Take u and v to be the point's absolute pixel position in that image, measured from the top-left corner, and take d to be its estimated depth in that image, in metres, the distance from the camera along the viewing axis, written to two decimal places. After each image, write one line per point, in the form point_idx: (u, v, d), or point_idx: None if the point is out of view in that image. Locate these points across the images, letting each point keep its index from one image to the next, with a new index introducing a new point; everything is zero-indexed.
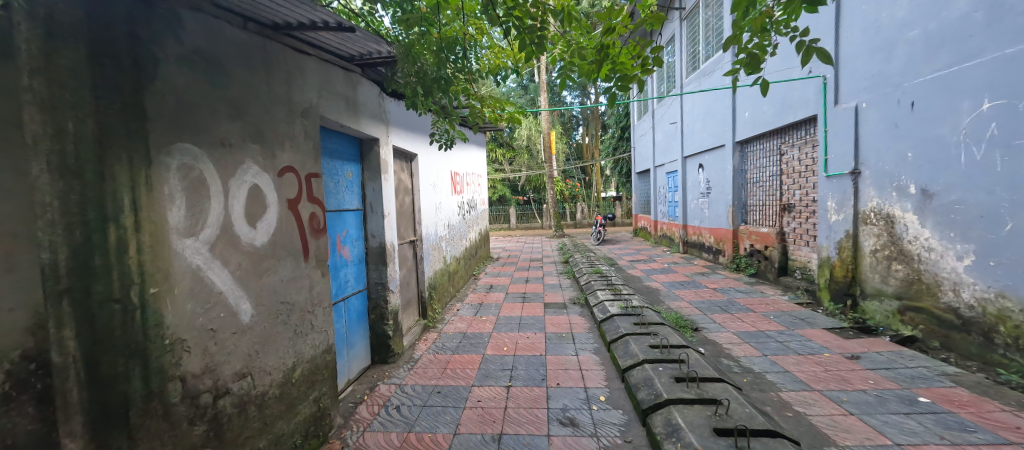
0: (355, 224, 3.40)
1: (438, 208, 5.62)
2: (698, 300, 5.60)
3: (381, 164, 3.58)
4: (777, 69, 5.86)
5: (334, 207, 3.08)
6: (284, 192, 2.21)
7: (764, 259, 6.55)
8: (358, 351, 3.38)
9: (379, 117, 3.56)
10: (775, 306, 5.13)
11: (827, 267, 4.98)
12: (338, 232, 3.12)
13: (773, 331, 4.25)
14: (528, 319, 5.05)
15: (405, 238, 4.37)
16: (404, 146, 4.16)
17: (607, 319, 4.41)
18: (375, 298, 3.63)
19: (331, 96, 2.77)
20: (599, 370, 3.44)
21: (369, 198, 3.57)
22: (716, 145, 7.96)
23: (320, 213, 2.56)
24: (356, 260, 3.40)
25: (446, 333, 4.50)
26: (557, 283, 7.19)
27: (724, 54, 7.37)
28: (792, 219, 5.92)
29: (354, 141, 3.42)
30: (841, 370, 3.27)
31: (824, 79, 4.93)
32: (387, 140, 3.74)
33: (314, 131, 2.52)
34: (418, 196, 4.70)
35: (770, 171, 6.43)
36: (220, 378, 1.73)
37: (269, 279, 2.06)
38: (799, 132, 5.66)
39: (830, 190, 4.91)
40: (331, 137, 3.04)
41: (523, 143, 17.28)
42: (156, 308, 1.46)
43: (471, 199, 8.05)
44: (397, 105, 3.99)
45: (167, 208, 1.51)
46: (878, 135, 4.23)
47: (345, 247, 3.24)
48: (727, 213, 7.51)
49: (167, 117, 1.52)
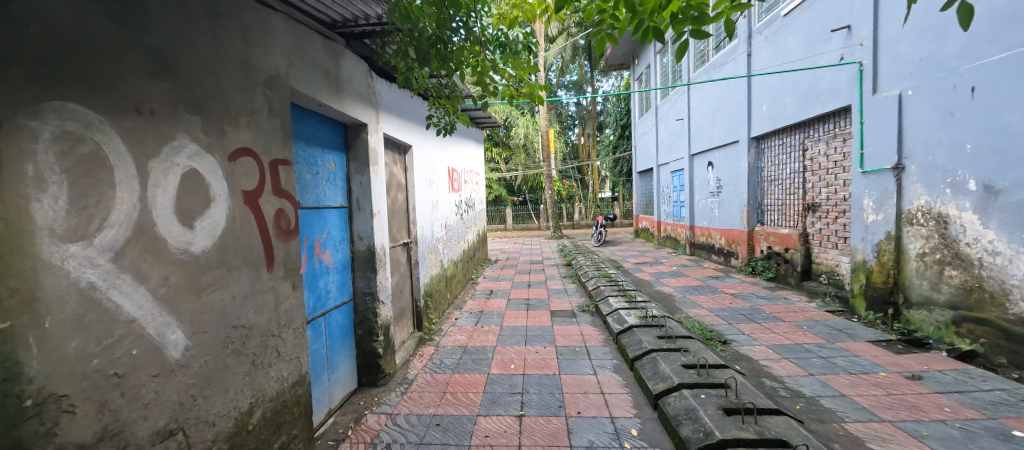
0: (338, 224, 2.88)
1: (434, 206, 5.10)
2: (719, 308, 5.13)
3: (369, 154, 3.06)
4: (801, 56, 5.43)
5: (312, 204, 2.56)
6: (239, 181, 1.71)
7: (785, 262, 6.10)
8: (341, 375, 2.86)
9: (367, 99, 3.05)
10: (805, 314, 4.68)
11: (863, 272, 4.53)
12: (317, 233, 2.60)
13: (812, 344, 3.79)
14: (535, 329, 4.54)
15: (398, 240, 3.85)
16: (396, 136, 3.64)
17: (625, 331, 3.92)
18: (361, 311, 3.10)
19: (306, 68, 2.24)
20: (625, 395, 2.96)
21: (355, 194, 3.04)
22: (728, 142, 7.53)
23: (291, 209, 2.04)
24: (339, 266, 2.89)
25: (444, 348, 3.99)
26: (561, 288, 6.68)
27: (738, 44, 6.95)
28: (818, 219, 5.49)
29: (337, 127, 2.90)
30: (907, 395, 2.81)
31: (861, 65, 4.48)
32: (377, 127, 3.22)
33: (282, 107, 2.00)
34: (412, 193, 4.18)
35: (791, 168, 5.99)
36: (131, 444, 1.21)
37: (214, 297, 1.54)
38: (826, 125, 5.23)
39: (866, 187, 4.47)
40: (308, 121, 2.52)
41: (519, 142, 16.81)
42: (5, 353, 0.95)
43: (468, 198, 7.53)
44: (389, 88, 3.47)
45: (31, 198, 1.01)
46: (928, 125, 3.79)
47: (326, 252, 2.72)
48: (741, 213, 7.08)
49: (30, 63, 1.01)
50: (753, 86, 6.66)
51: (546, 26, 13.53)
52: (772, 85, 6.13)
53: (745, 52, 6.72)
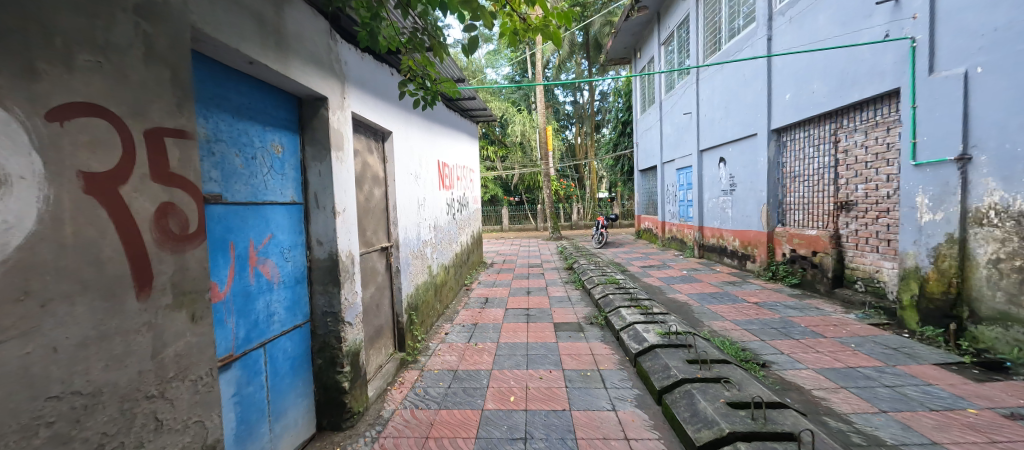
0: (287, 224, 2.22)
1: (421, 204, 4.45)
2: (745, 320, 4.50)
3: (333, 137, 2.40)
4: (835, 35, 4.82)
5: (245, 198, 1.91)
6: (73, 155, 1.06)
7: (812, 267, 5.49)
8: (291, 421, 2.20)
9: (328, 67, 2.39)
10: (846, 328, 4.07)
11: (915, 280, 3.92)
12: (252, 238, 1.94)
13: (870, 368, 3.17)
14: (537, 347, 3.91)
15: (374, 244, 3.19)
16: (369, 118, 2.99)
17: (646, 352, 3.28)
18: (321, 335, 2.43)
19: (226, 5, 1.59)
20: (656, 443, 2.33)
21: (312, 187, 2.39)
22: (742, 135, 6.94)
23: (189, 204, 1.38)
24: (288, 280, 2.22)
25: (430, 373, 3.34)
26: (564, 296, 6.02)
27: (757, 28, 6.35)
28: (852, 219, 4.91)
29: (287, 100, 2.24)
30: (1017, 444, 2.21)
31: (914, 40, 3.88)
32: (343, 104, 2.57)
33: (177, 53, 1.35)
34: (393, 188, 3.54)
35: (820, 162, 5.39)
36: None
37: (4, 351, 0.91)
38: (864, 114, 4.66)
39: (919, 182, 3.88)
40: (238, 86, 1.87)
41: (516, 140, 16.10)
42: None
43: (462, 196, 6.87)
44: (358, 58, 2.83)
45: None
46: (1009, 107, 3.19)
47: (270, 261, 2.07)
48: (759, 213, 6.48)
49: None
50: (774, 73, 6.06)
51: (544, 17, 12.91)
52: (797, 70, 5.53)
53: (764, 36, 6.14)
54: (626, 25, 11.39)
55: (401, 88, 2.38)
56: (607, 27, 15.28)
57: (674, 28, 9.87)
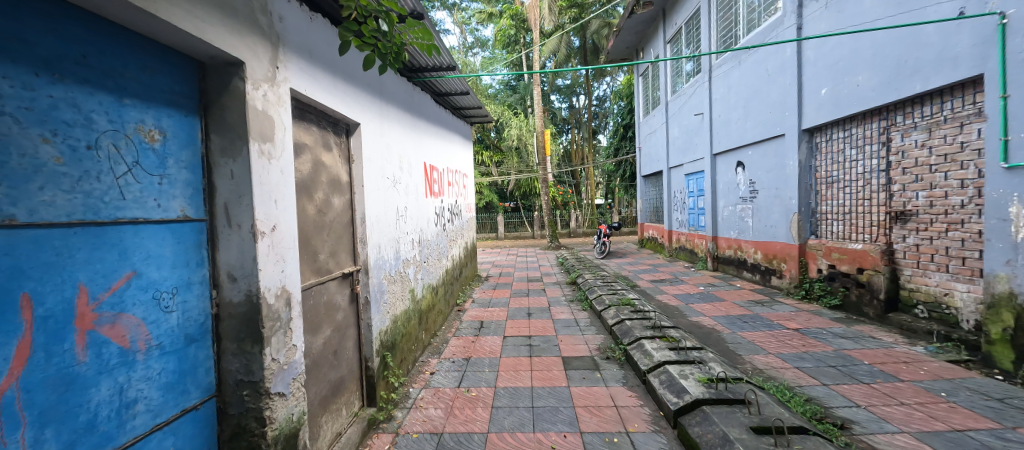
0: (172, 253, 1.43)
1: (402, 214, 3.66)
2: (793, 354, 3.73)
3: (255, 123, 1.61)
4: (889, 15, 4.11)
5: (68, 215, 1.12)
6: None
7: (857, 287, 4.76)
8: None
9: (246, 18, 1.61)
10: (924, 367, 3.31)
11: (1009, 309, 3.18)
12: (81, 281, 1.15)
13: (985, 433, 2.42)
14: (545, 394, 3.12)
15: (331, 272, 2.38)
16: (321, 101, 2.20)
17: (694, 411, 2.49)
18: (234, 416, 1.62)
19: None
20: None
21: (220, 193, 1.58)
22: (765, 137, 6.24)
23: None
24: (170, 341, 1.41)
25: (407, 439, 2.53)
26: (570, 319, 5.20)
27: (784, 15, 5.66)
28: (911, 233, 4.19)
29: (172, 59, 1.46)
30: None
31: (1004, 17, 3.20)
32: (273, 74, 1.78)
33: None
34: (359, 197, 2.74)
35: (866, 166, 4.68)
36: None
37: None
38: (927, 107, 3.95)
39: (1014, 189, 3.16)
40: (49, 25, 1.10)
41: (513, 144, 15.04)
42: None
43: (453, 204, 6.07)
44: (303, 18, 2.06)
45: None
46: None
47: (128, 318, 1.27)
48: (789, 223, 5.75)
49: None
50: (805, 64, 5.36)
51: (541, 17, 12.15)
52: (836, 60, 4.84)
53: (793, 25, 5.45)
54: (629, 24, 10.76)
55: (344, 35, 1.61)
56: (605, 29, 14.64)
57: (681, 24, 9.22)
